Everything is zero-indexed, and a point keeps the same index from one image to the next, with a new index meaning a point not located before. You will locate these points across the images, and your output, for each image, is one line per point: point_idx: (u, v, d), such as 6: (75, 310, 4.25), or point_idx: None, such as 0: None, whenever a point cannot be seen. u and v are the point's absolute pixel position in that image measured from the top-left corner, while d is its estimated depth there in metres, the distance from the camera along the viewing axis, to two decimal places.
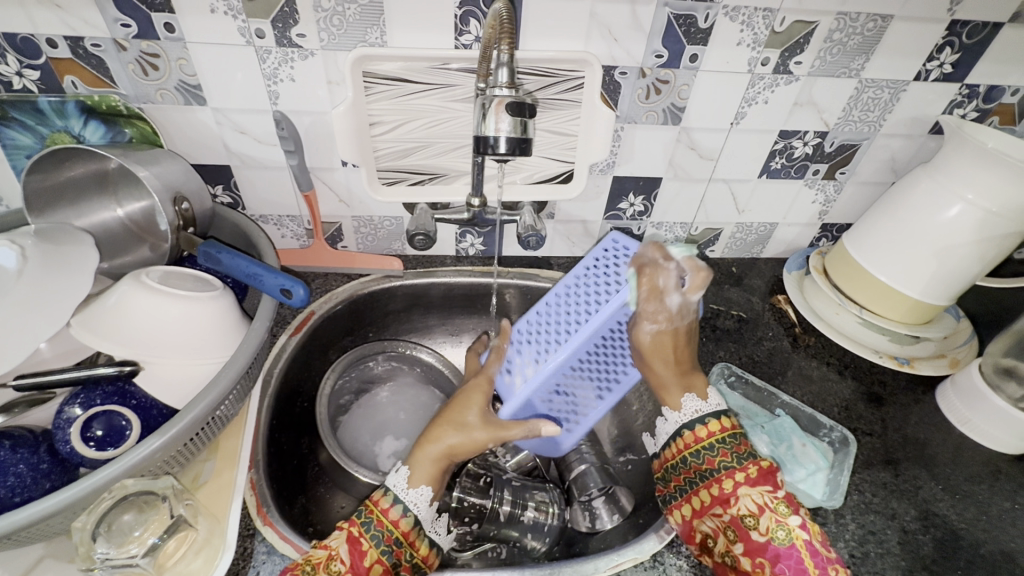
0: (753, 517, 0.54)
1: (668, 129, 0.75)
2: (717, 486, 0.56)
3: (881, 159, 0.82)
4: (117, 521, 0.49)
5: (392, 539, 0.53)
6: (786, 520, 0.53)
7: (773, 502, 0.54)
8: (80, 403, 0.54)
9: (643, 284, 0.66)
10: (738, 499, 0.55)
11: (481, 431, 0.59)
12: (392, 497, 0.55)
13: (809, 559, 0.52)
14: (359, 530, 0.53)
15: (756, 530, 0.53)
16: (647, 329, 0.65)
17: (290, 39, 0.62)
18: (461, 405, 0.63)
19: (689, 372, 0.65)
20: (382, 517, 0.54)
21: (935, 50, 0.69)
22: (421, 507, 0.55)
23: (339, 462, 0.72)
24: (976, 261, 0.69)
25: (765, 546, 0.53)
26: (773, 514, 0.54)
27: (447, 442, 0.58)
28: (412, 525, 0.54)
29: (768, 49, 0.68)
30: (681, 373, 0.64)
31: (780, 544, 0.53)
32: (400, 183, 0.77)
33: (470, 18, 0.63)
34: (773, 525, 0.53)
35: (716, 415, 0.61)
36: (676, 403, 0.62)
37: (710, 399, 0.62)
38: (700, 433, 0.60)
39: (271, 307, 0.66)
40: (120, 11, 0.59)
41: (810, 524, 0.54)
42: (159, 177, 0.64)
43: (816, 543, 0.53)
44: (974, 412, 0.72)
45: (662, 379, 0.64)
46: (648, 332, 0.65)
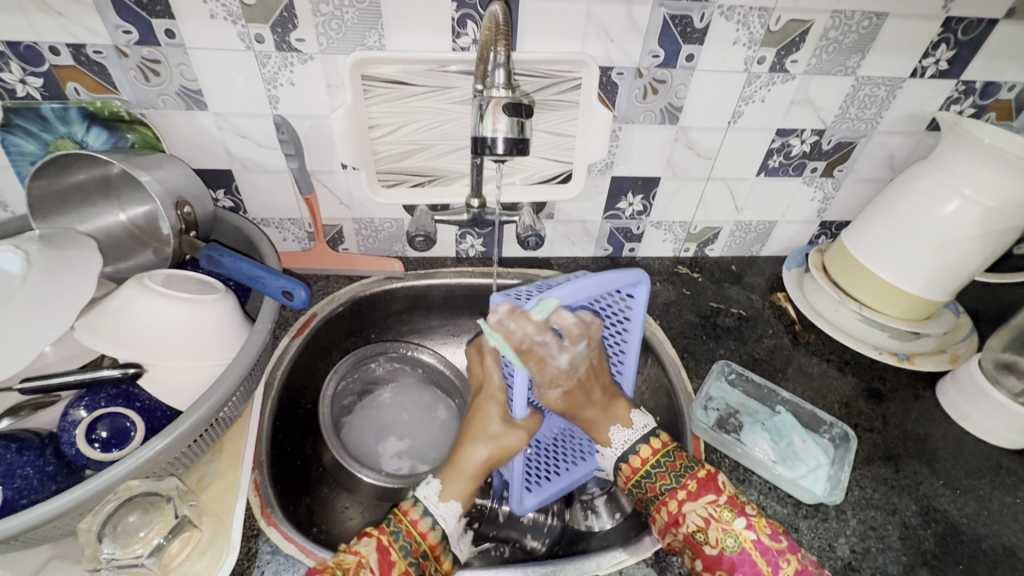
0: (702, 532, 0.54)
1: (665, 128, 0.75)
2: (665, 509, 0.56)
3: (879, 156, 0.82)
4: (123, 522, 0.50)
5: (419, 551, 0.52)
6: (732, 527, 0.53)
7: (717, 511, 0.54)
8: (85, 405, 0.55)
9: (528, 359, 0.58)
10: (685, 516, 0.55)
11: (509, 436, 0.61)
12: (422, 508, 0.54)
13: (761, 558, 0.52)
14: (389, 539, 0.51)
15: (708, 544, 0.54)
16: (551, 394, 0.60)
17: (290, 44, 0.63)
18: (480, 419, 0.62)
19: (611, 401, 0.63)
20: (412, 528, 0.53)
21: (930, 47, 0.70)
22: (450, 521, 0.55)
23: (342, 464, 0.74)
24: (976, 256, 0.69)
25: (720, 558, 0.53)
26: (719, 523, 0.54)
27: (477, 459, 0.59)
28: (439, 539, 0.54)
29: (764, 48, 0.68)
30: (604, 408, 0.62)
31: (732, 551, 0.53)
32: (400, 185, 0.78)
33: (467, 21, 0.63)
34: (721, 535, 0.53)
35: (646, 438, 0.61)
36: (605, 439, 0.62)
37: (636, 424, 0.62)
38: (634, 463, 0.60)
39: (272, 309, 0.66)
40: (121, 18, 0.59)
41: (757, 522, 0.54)
42: (161, 182, 0.64)
43: (765, 540, 0.53)
44: (975, 407, 0.72)
45: (588, 421, 0.63)
46: (553, 395, 0.60)
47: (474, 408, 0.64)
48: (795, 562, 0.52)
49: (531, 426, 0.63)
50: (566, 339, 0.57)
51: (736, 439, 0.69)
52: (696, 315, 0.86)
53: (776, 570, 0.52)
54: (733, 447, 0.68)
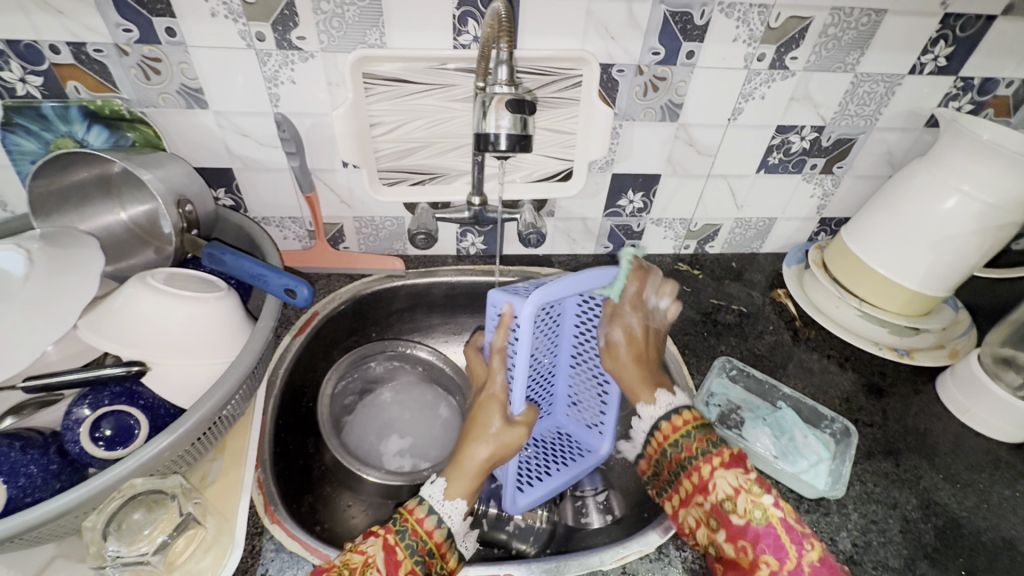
0: (730, 500, 0.53)
1: (666, 125, 0.75)
2: (696, 474, 0.56)
3: (878, 153, 0.82)
4: (127, 520, 0.50)
5: (424, 549, 0.52)
6: (761, 500, 0.53)
7: (747, 484, 0.54)
8: (88, 404, 0.55)
9: (633, 279, 0.69)
10: (714, 482, 0.55)
11: (509, 433, 0.60)
12: (427, 507, 0.54)
13: (785, 535, 0.51)
14: (395, 539, 0.52)
15: (735, 513, 0.53)
16: (630, 321, 0.68)
17: (291, 42, 0.63)
18: (479, 419, 0.62)
19: (659, 371, 0.67)
20: (417, 526, 0.53)
21: (929, 43, 0.70)
22: (454, 519, 0.55)
23: (343, 462, 0.74)
24: (975, 251, 0.69)
25: (745, 528, 0.52)
26: (749, 495, 0.53)
27: (479, 457, 0.59)
28: (445, 537, 0.54)
29: (764, 44, 0.69)
30: (654, 372, 0.66)
31: (758, 524, 0.52)
32: (401, 183, 0.78)
33: (468, 18, 0.63)
34: (749, 506, 0.53)
35: (687, 407, 0.62)
36: (651, 397, 0.63)
37: (677, 392, 0.64)
38: (674, 423, 0.60)
39: (275, 307, 0.66)
40: (122, 16, 0.59)
41: (784, 503, 0.53)
42: (162, 180, 0.64)
43: (791, 520, 0.52)
44: (974, 402, 0.72)
45: (634, 375, 0.65)
46: (629, 324, 0.68)
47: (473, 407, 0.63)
48: (818, 548, 0.51)
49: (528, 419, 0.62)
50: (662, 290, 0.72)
51: (737, 435, 0.69)
52: (697, 312, 0.86)
53: (801, 549, 0.51)
54: (734, 442, 0.68)
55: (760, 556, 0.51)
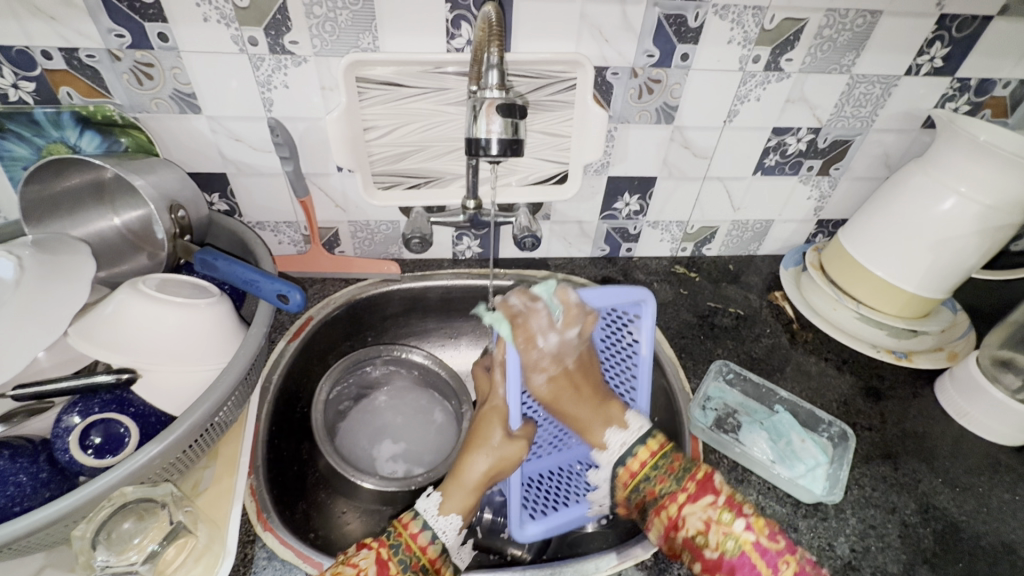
0: (703, 535, 0.53)
1: (661, 128, 0.75)
2: (664, 512, 0.55)
3: (875, 154, 0.82)
4: (117, 529, 0.50)
5: (418, 565, 0.52)
6: (732, 529, 0.52)
7: (716, 514, 0.53)
8: (78, 412, 0.54)
9: (518, 335, 0.63)
10: (685, 519, 0.54)
11: (509, 448, 0.61)
12: (422, 522, 0.54)
13: (761, 560, 0.51)
14: (388, 552, 0.51)
15: (708, 547, 0.52)
16: (538, 379, 0.63)
17: (283, 46, 0.63)
18: (482, 432, 0.62)
19: (602, 403, 0.63)
20: (411, 542, 0.52)
21: (925, 45, 0.69)
22: (450, 534, 0.54)
23: (337, 469, 0.72)
24: (973, 253, 0.69)
25: (720, 561, 0.52)
26: (719, 526, 0.52)
27: (479, 471, 0.59)
28: (439, 552, 0.53)
29: (758, 46, 0.68)
30: (596, 409, 0.62)
31: (732, 555, 0.52)
32: (395, 187, 0.77)
33: (461, 22, 0.63)
34: (721, 538, 0.52)
35: (644, 439, 0.59)
36: (601, 442, 0.61)
37: (632, 425, 0.61)
38: (633, 466, 0.58)
39: (268, 313, 0.66)
40: (113, 21, 0.59)
41: (756, 523, 0.53)
42: (155, 186, 0.64)
43: (765, 541, 0.52)
44: (973, 404, 0.72)
45: (580, 420, 0.62)
46: (540, 381, 0.63)
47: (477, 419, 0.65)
48: (795, 563, 0.51)
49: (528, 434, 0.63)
50: (559, 321, 0.64)
51: (734, 439, 0.69)
52: (694, 315, 0.86)
53: (777, 572, 0.51)
54: (732, 446, 0.67)
55: None
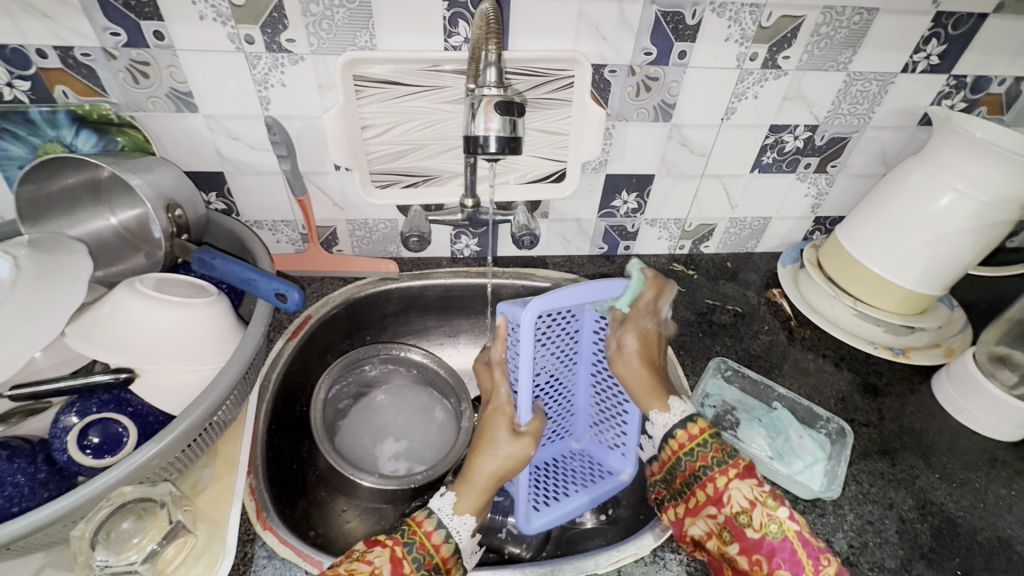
0: (746, 513, 0.53)
1: (659, 126, 0.75)
2: (711, 485, 0.55)
3: (872, 152, 0.82)
4: (116, 529, 0.49)
5: (431, 563, 0.52)
6: (777, 514, 0.52)
7: (763, 496, 0.53)
8: (76, 412, 0.54)
9: (649, 286, 0.69)
10: (729, 495, 0.54)
11: (516, 449, 0.60)
12: (437, 520, 0.54)
13: (801, 550, 0.51)
14: (403, 551, 0.51)
15: (750, 527, 0.52)
16: (636, 332, 0.67)
17: (280, 44, 0.63)
18: (488, 432, 0.62)
19: (671, 382, 0.66)
20: (425, 541, 0.52)
21: (921, 42, 0.70)
22: (462, 534, 0.54)
23: (337, 468, 0.71)
24: (968, 250, 0.69)
25: (760, 542, 0.52)
26: (764, 508, 0.53)
27: (488, 471, 0.59)
28: (451, 553, 0.53)
29: (755, 44, 0.68)
30: (666, 381, 0.65)
31: (774, 538, 0.52)
32: (393, 186, 0.77)
33: (459, 20, 0.63)
34: (765, 519, 0.52)
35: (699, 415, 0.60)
36: (668, 404, 0.61)
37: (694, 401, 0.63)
38: (692, 432, 0.58)
39: (266, 312, 0.65)
40: (109, 20, 0.59)
41: (798, 515, 0.53)
42: (151, 185, 0.64)
43: (807, 534, 0.52)
44: (969, 400, 0.72)
45: (651, 380, 0.64)
46: (634, 337, 0.67)
47: (482, 420, 0.64)
48: (834, 564, 0.51)
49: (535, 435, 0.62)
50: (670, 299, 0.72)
51: (733, 437, 0.69)
52: (692, 312, 0.86)
53: (817, 566, 0.51)
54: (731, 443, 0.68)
55: (774, 570, 0.51)
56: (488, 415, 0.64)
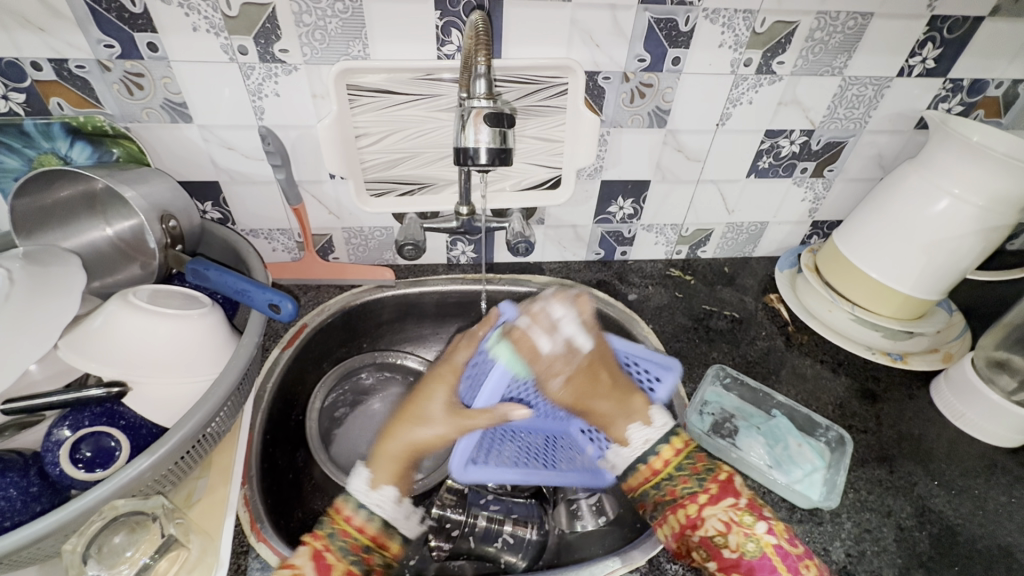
0: (722, 535, 0.55)
1: (654, 132, 0.75)
2: (682, 510, 0.57)
3: (869, 155, 0.82)
4: (108, 543, 0.50)
5: (358, 547, 0.55)
6: (753, 531, 0.54)
7: (738, 515, 0.55)
8: (68, 425, 0.54)
9: (521, 346, 0.62)
10: (704, 519, 0.56)
11: (439, 424, 0.62)
12: (354, 503, 0.58)
13: (781, 565, 0.53)
14: (324, 544, 0.53)
15: (727, 547, 0.54)
16: (555, 382, 0.65)
17: (273, 55, 0.63)
18: (420, 403, 0.64)
19: (626, 393, 0.65)
20: (346, 526, 0.56)
21: (916, 46, 0.69)
22: (385, 508, 0.58)
23: (336, 478, 0.75)
24: (965, 254, 0.69)
25: (739, 561, 0.54)
26: (740, 527, 0.55)
27: (408, 441, 0.62)
28: (379, 529, 0.57)
29: (749, 50, 0.68)
30: (619, 404, 0.64)
31: (752, 556, 0.53)
32: (389, 194, 0.77)
33: (451, 29, 0.63)
34: (741, 539, 0.54)
35: (668, 439, 0.63)
36: (623, 437, 0.64)
37: (653, 422, 0.63)
38: (656, 465, 0.62)
39: (260, 322, 0.65)
40: (103, 32, 0.59)
41: (777, 527, 0.55)
42: (145, 197, 0.64)
43: (786, 545, 0.54)
44: (968, 406, 0.71)
45: (604, 418, 0.65)
46: (559, 383, 0.64)
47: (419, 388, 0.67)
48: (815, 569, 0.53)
49: (467, 423, 0.60)
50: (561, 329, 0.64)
51: (731, 444, 0.68)
52: (689, 318, 0.85)
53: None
54: (730, 451, 0.67)
55: None
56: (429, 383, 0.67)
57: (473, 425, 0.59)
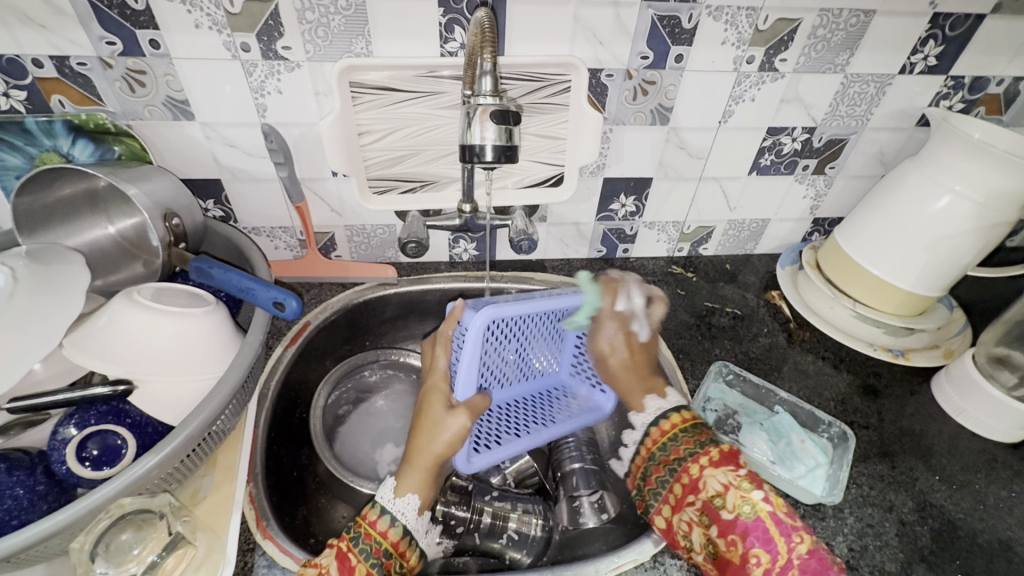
0: (721, 497, 0.54)
1: (656, 129, 0.75)
2: (686, 473, 0.57)
3: (870, 153, 0.82)
4: (116, 540, 0.50)
5: (380, 551, 0.54)
6: (750, 495, 0.53)
7: (736, 479, 0.54)
8: (75, 423, 0.55)
9: (605, 295, 0.73)
10: (704, 480, 0.55)
11: (454, 419, 0.62)
12: (379, 509, 0.57)
13: (775, 528, 0.51)
14: (348, 546, 0.53)
15: (724, 508, 0.53)
16: (606, 331, 0.74)
17: (276, 52, 0.63)
18: (432, 415, 0.63)
19: (653, 378, 0.70)
20: (370, 530, 0.55)
21: (918, 43, 0.69)
22: (409, 516, 0.57)
23: (335, 473, 0.73)
24: (966, 251, 0.69)
25: (734, 522, 0.52)
26: (738, 490, 0.53)
27: (433, 451, 0.61)
28: (401, 536, 0.56)
29: (752, 47, 0.68)
30: (646, 381, 0.69)
31: (747, 518, 0.52)
32: (391, 192, 0.77)
33: (455, 26, 0.63)
34: (738, 500, 0.53)
35: (677, 409, 0.63)
36: (639, 404, 0.66)
37: (670, 397, 0.66)
38: (663, 427, 0.61)
39: (264, 320, 0.65)
40: (104, 29, 0.59)
41: (777, 497, 0.53)
42: (147, 194, 0.64)
43: (780, 513, 0.52)
44: (969, 401, 0.72)
45: (627, 384, 0.69)
46: (607, 335, 0.74)
47: (426, 402, 0.65)
48: (809, 542, 0.50)
49: (478, 408, 0.63)
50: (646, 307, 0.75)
51: (733, 441, 0.69)
52: (691, 315, 0.86)
53: (790, 542, 0.50)
54: None
55: (749, 550, 0.51)
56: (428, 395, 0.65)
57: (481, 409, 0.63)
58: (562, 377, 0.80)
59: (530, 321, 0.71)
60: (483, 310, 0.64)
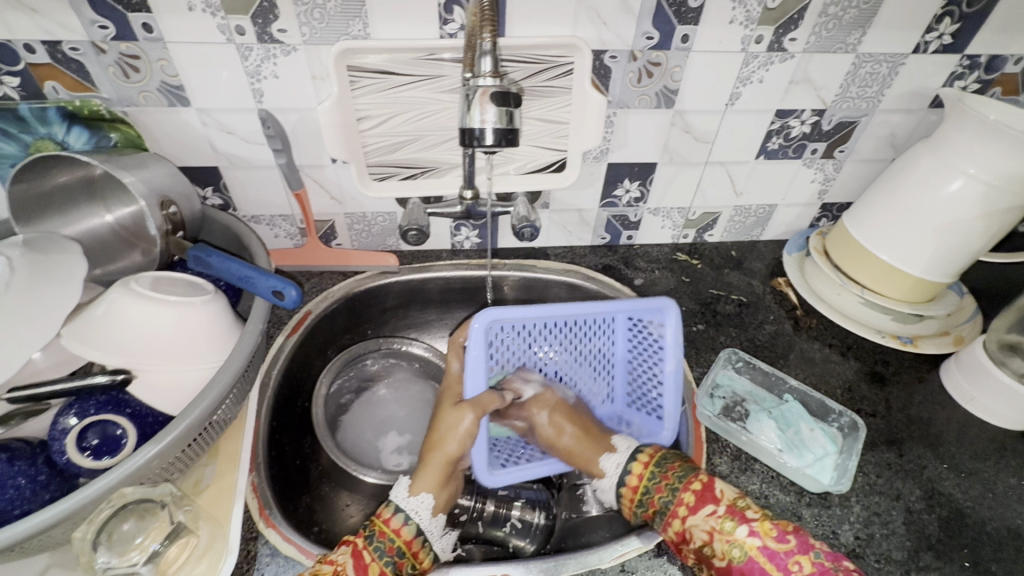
0: (709, 545, 0.53)
1: (661, 112, 0.73)
2: (672, 527, 0.56)
3: (881, 136, 0.80)
4: (117, 530, 0.50)
5: (394, 548, 0.54)
6: (735, 537, 0.52)
7: (718, 523, 0.53)
8: (74, 413, 0.55)
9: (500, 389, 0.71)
10: (690, 531, 0.54)
11: (462, 416, 0.63)
12: (394, 507, 0.57)
13: (769, 565, 0.51)
14: (363, 543, 0.54)
15: (715, 555, 0.53)
16: (542, 419, 0.69)
17: (271, 35, 0.61)
18: (443, 414, 0.65)
19: (600, 436, 0.68)
20: (384, 528, 0.55)
21: (933, 21, 0.67)
22: (422, 515, 0.57)
23: (338, 463, 0.74)
24: (979, 235, 0.67)
25: (729, 568, 0.52)
26: (722, 535, 0.53)
27: (448, 449, 0.62)
28: (415, 534, 0.56)
29: (761, 26, 0.66)
30: (591, 445, 0.67)
31: (739, 562, 0.52)
32: (392, 178, 0.76)
33: (454, 6, 0.61)
34: (726, 546, 0.52)
35: (635, 456, 0.63)
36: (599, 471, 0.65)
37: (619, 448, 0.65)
38: (633, 483, 0.61)
39: (263, 309, 0.65)
40: (96, 13, 0.57)
41: (760, 526, 0.52)
42: (145, 182, 0.63)
43: (771, 544, 0.51)
44: (979, 389, 0.71)
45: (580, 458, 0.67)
46: (542, 421, 0.69)
47: (438, 407, 0.68)
48: (808, 560, 0.50)
49: (485, 404, 0.64)
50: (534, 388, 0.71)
51: (741, 428, 0.68)
52: (696, 302, 0.85)
53: (788, 575, 0.50)
54: (739, 434, 0.67)
55: None
56: (444, 400, 0.70)
57: (490, 405, 0.65)
58: (619, 403, 0.77)
59: (550, 332, 0.73)
60: (484, 312, 0.67)
